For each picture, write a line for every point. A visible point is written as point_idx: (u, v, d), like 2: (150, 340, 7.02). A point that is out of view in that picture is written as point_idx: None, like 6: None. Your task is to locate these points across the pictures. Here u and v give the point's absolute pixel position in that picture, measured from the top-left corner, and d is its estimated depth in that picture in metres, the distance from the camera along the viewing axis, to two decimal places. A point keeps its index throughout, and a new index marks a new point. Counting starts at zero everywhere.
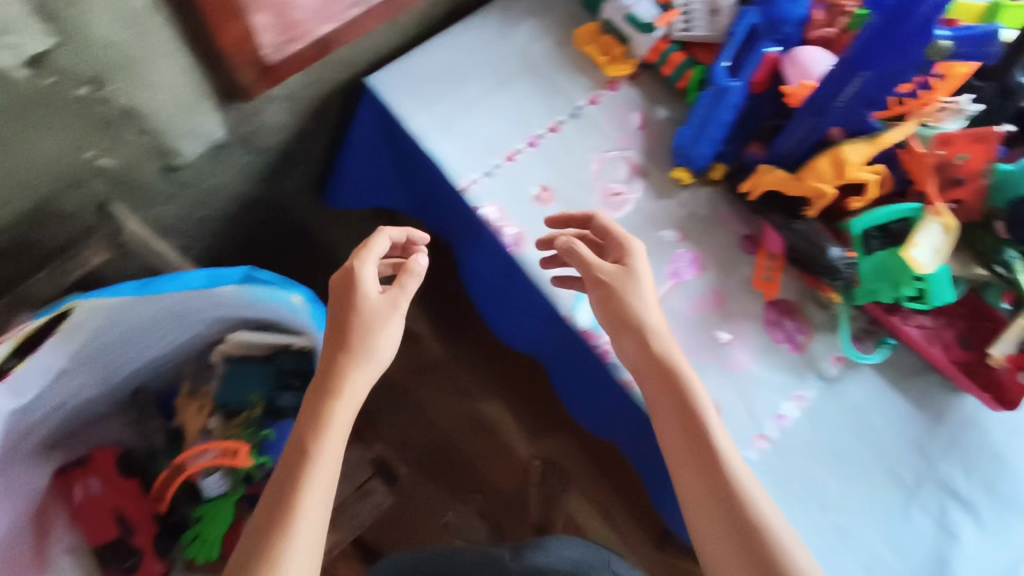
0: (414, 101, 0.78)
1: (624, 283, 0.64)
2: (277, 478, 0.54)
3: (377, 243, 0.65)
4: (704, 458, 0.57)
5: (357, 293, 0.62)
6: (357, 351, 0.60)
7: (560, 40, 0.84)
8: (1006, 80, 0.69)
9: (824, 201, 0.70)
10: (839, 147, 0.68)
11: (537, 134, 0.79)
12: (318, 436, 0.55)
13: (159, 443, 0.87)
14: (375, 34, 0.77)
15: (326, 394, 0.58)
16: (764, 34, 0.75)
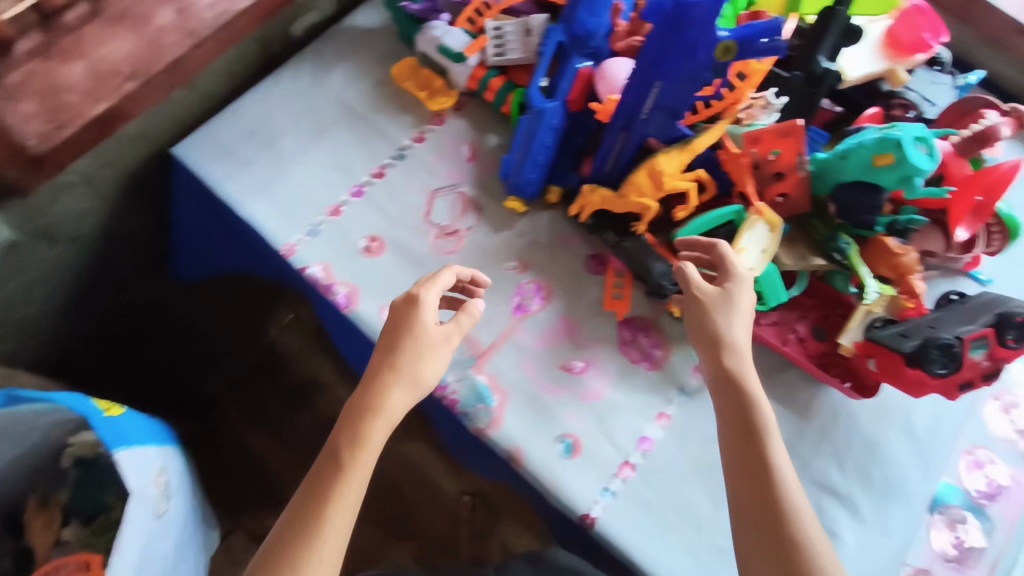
0: (224, 167, 0.74)
1: (715, 302, 0.60)
2: (307, 490, 0.53)
3: (445, 276, 0.63)
4: (745, 446, 0.55)
5: (413, 323, 0.60)
6: (401, 373, 0.57)
7: (379, 80, 0.81)
8: (812, 67, 0.67)
9: (651, 215, 0.67)
10: (654, 158, 0.66)
11: (361, 183, 0.75)
12: (354, 453, 0.54)
13: (9, 565, 0.79)
14: (172, 101, 0.73)
15: (367, 410, 0.56)
16: (573, 50, 0.73)
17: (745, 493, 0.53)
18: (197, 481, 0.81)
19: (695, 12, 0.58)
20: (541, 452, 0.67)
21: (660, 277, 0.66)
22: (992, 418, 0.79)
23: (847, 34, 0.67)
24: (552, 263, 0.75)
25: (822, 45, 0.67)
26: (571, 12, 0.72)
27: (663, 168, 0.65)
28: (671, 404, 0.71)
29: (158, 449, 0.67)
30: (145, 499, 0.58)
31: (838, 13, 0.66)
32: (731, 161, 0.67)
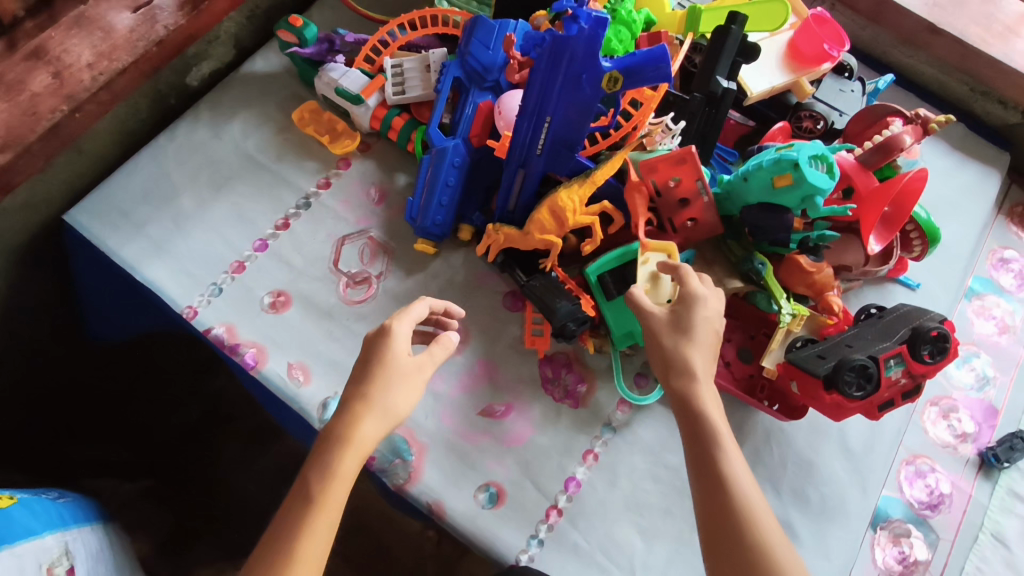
0: (118, 231, 0.71)
1: (669, 333, 0.55)
2: (270, 534, 0.45)
3: (416, 308, 0.56)
4: (708, 477, 0.49)
5: (388, 350, 0.52)
6: (374, 403, 0.50)
7: (279, 127, 0.79)
8: (710, 88, 0.66)
9: (557, 251, 0.65)
10: (556, 195, 0.63)
11: (265, 236, 0.73)
12: (323, 487, 0.46)
13: None
14: (58, 166, 0.70)
15: (337, 440, 0.48)
16: (472, 84, 0.72)
17: (713, 529, 0.47)
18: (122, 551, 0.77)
19: (574, 47, 0.57)
20: (463, 504, 0.64)
21: (564, 318, 0.64)
22: (931, 424, 0.77)
23: (743, 52, 0.66)
24: (469, 303, 0.73)
25: (719, 65, 0.65)
26: (465, 46, 0.71)
27: (565, 207, 0.62)
28: (598, 442, 0.69)
29: (57, 535, 0.62)
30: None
31: (733, 33, 0.65)
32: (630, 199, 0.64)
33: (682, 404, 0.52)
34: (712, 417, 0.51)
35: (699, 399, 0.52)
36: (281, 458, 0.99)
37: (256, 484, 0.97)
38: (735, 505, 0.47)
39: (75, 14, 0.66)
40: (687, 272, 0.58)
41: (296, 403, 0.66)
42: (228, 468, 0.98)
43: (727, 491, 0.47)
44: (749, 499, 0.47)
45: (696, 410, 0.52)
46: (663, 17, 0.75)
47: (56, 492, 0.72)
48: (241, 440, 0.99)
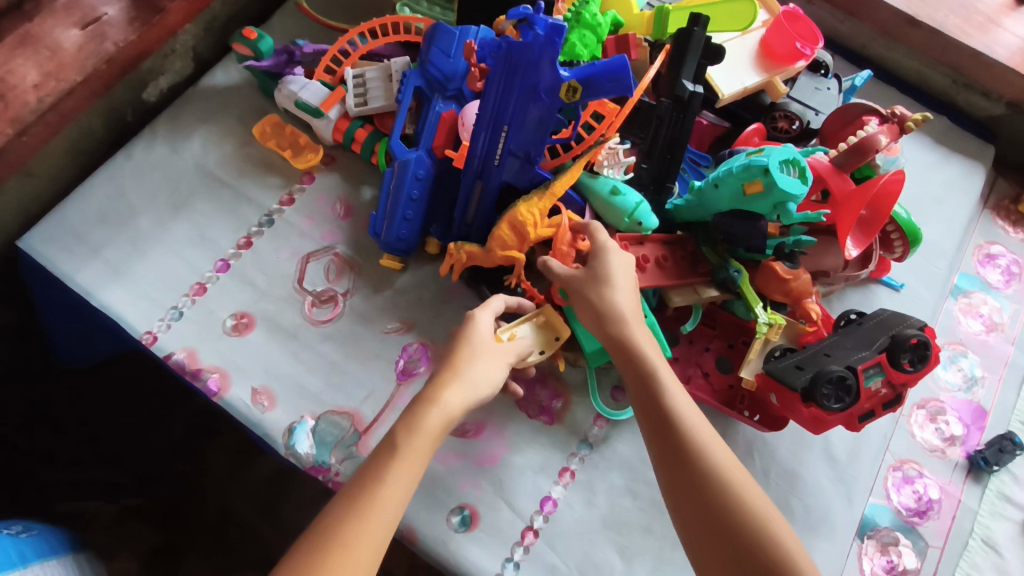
0: (74, 256, 0.68)
1: (593, 284, 0.57)
2: (354, 476, 0.47)
3: (497, 301, 0.60)
4: (654, 413, 0.52)
5: (475, 334, 0.56)
6: (461, 376, 0.53)
7: (241, 142, 0.77)
8: (677, 91, 0.63)
9: (520, 267, 0.65)
10: (514, 210, 0.64)
11: (227, 256, 0.71)
12: (411, 438, 0.48)
13: None
14: (8, 190, 0.68)
15: (425, 400, 0.51)
16: (433, 93, 0.70)
17: (664, 463, 0.50)
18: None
19: (527, 53, 0.57)
20: (435, 528, 0.62)
21: None
22: (919, 428, 0.75)
23: (708, 56, 0.65)
24: (439, 320, 0.71)
25: (684, 68, 0.63)
26: (426, 55, 0.69)
27: (525, 222, 0.63)
28: (574, 459, 0.67)
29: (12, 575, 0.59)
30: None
31: (696, 35, 0.63)
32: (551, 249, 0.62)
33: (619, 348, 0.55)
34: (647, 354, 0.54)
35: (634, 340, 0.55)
36: (268, 473, 0.94)
37: (249, 501, 0.92)
38: (678, 426, 0.50)
39: (21, 32, 0.65)
40: (591, 225, 0.60)
41: (261, 430, 0.64)
42: (217, 485, 0.92)
43: (671, 419, 0.51)
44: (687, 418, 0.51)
45: (629, 350, 0.55)
46: (631, 18, 0.74)
47: (20, 525, 0.69)
48: (228, 455, 0.94)
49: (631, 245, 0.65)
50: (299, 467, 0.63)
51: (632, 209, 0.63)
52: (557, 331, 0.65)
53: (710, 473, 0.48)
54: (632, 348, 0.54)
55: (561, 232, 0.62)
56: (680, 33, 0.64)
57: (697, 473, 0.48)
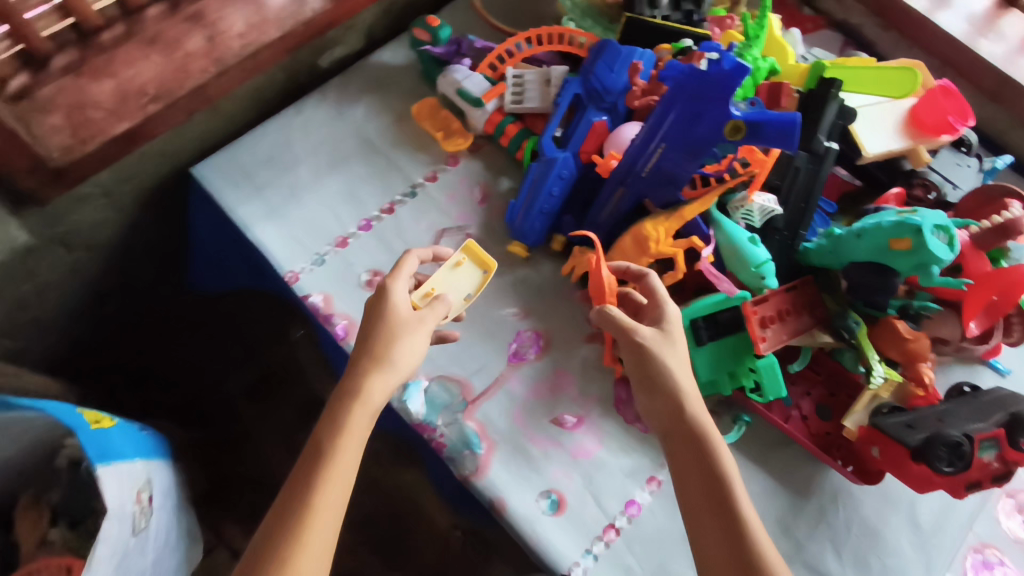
0: (239, 190, 0.76)
1: (664, 348, 0.56)
2: (286, 485, 0.48)
3: (409, 262, 0.60)
4: (711, 492, 0.50)
5: (387, 308, 0.56)
6: (378, 361, 0.53)
7: (398, 117, 0.83)
8: (813, 146, 0.69)
9: (636, 278, 0.66)
10: (641, 224, 0.66)
11: (371, 217, 0.76)
12: (335, 437, 0.49)
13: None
14: (196, 123, 0.76)
15: (347, 395, 0.51)
16: (589, 102, 0.74)
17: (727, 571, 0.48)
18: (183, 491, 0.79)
19: (706, 84, 0.60)
20: (524, 505, 0.64)
21: None
22: (1005, 515, 0.70)
23: (841, 115, 0.71)
24: (554, 313, 0.74)
25: (819, 125, 0.70)
26: (591, 66, 0.73)
27: (649, 236, 0.64)
28: (663, 470, 0.67)
29: (144, 462, 0.64)
30: (121, 516, 0.54)
31: (831, 95, 0.71)
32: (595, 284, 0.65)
33: (686, 432, 0.53)
34: (720, 450, 0.52)
35: (703, 426, 0.53)
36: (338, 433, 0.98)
37: None
38: (737, 515, 0.49)
39: None
40: (658, 285, 0.60)
41: None
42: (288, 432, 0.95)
43: (736, 516, 0.49)
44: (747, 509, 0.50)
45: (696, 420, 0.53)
46: (786, 67, 0.78)
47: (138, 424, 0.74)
48: (297, 409, 0.97)
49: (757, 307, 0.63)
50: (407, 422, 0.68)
51: (758, 265, 0.63)
52: (481, 267, 0.67)
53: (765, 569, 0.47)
54: (698, 429, 0.53)
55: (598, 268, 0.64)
56: (813, 92, 0.72)
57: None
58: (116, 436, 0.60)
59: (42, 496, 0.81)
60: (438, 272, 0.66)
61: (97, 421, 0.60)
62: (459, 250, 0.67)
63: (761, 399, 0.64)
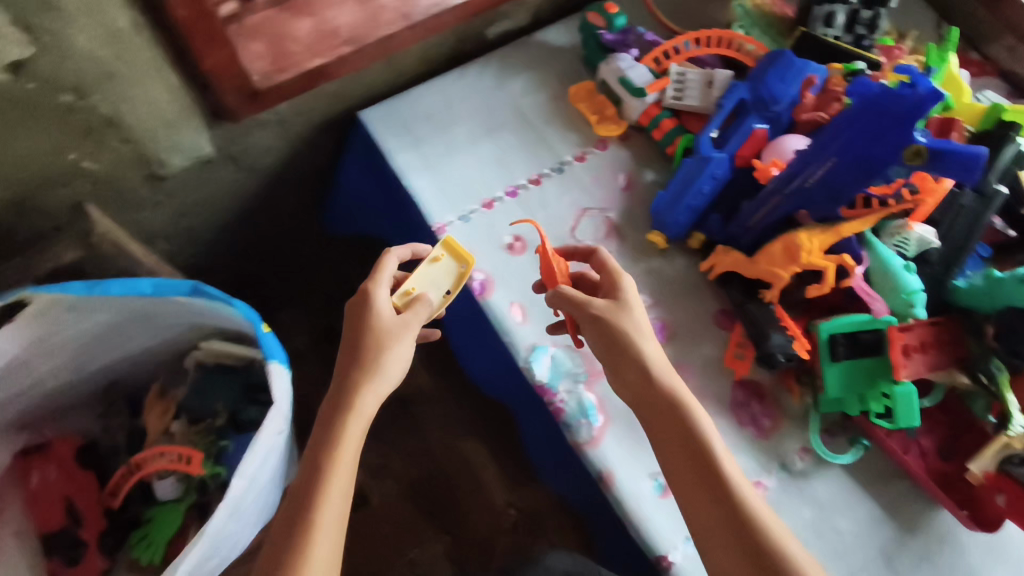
0: (400, 140, 0.80)
1: (620, 315, 0.63)
2: (292, 501, 0.53)
3: (388, 261, 0.63)
4: (702, 478, 0.56)
5: (371, 314, 0.60)
6: (369, 368, 0.58)
7: (555, 94, 0.85)
8: (982, 185, 0.69)
9: (780, 285, 0.67)
10: (794, 233, 0.66)
11: (519, 185, 0.80)
12: (336, 445, 0.55)
13: (121, 440, 0.87)
14: (371, 71, 0.80)
15: (343, 405, 0.57)
16: (753, 109, 0.74)
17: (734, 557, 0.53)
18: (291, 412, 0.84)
19: (897, 106, 0.59)
20: (633, 483, 0.67)
21: (775, 348, 0.66)
22: None
23: (1017, 160, 0.71)
24: (682, 307, 0.75)
25: (996, 166, 0.70)
26: (762, 74, 0.75)
27: (801, 244, 0.65)
28: (770, 475, 0.68)
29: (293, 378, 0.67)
30: (279, 414, 0.63)
31: (1009, 138, 0.71)
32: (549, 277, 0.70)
33: (676, 420, 0.59)
34: (704, 431, 0.58)
35: (687, 408, 0.59)
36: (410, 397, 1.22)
37: None
38: (728, 487, 0.56)
39: None
40: (614, 267, 0.67)
41: (511, 338, 0.72)
42: None
43: (727, 492, 0.55)
44: (735, 481, 0.56)
45: (681, 407, 0.59)
46: (959, 105, 0.77)
47: None
48: None
49: (899, 331, 0.64)
50: (528, 384, 0.72)
51: (909, 292, 0.65)
52: (460, 261, 0.68)
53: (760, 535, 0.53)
54: (681, 411, 0.59)
55: (550, 258, 0.69)
56: (991, 131, 0.73)
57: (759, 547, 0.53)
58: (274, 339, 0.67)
59: (168, 393, 0.88)
60: (420, 267, 0.66)
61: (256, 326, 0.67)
62: (439, 245, 0.67)
63: (888, 424, 0.65)
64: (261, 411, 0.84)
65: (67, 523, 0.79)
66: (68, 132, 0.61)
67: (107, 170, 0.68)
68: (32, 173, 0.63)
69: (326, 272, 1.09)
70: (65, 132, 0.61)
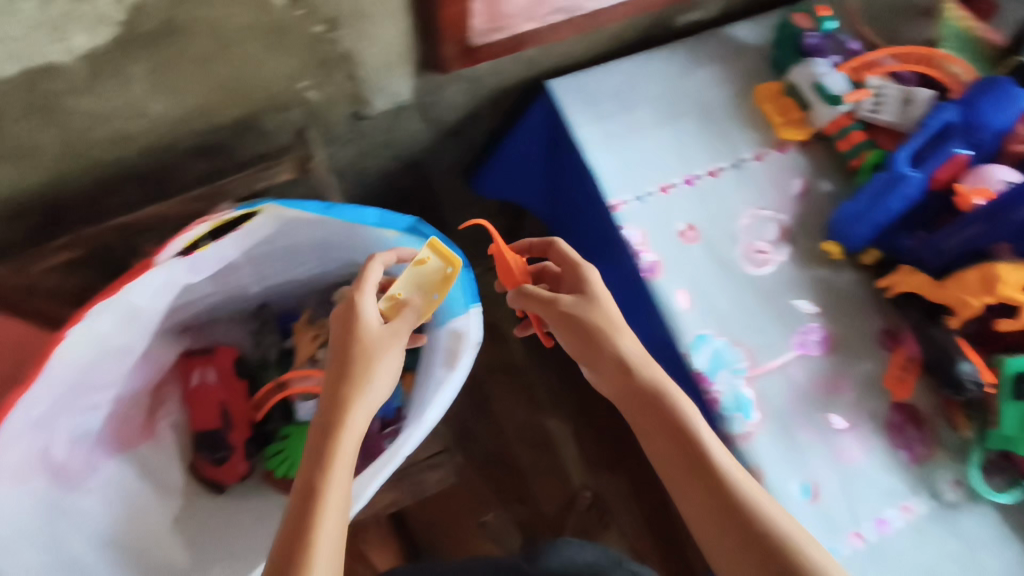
0: (586, 114, 0.81)
1: (589, 308, 0.63)
2: (283, 528, 0.49)
3: (373, 268, 0.59)
4: (706, 479, 0.55)
5: (359, 323, 0.57)
6: (358, 379, 0.55)
7: (739, 91, 0.85)
8: None
9: (968, 312, 0.68)
10: (995, 264, 0.66)
11: (696, 174, 0.80)
12: (325, 471, 0.50)
13: (271, 356, 0.90)
14: (568, 43, 0.81)
15: (328, 428, 0.53)
16: (958, 134, 0.73)
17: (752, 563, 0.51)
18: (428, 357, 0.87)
19: None
20: (783, 486, 0.69)
21: (964, 376, 0.68)
22: None
23: None
24: (847, 320, 0.76)
25: None
26: (974, 98, 0.72)
27: (1003, 276, 0.65)
28: (918, 501, 0.69)
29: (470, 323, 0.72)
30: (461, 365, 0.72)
31: None
32: (507, 279, 0.67)
33: (671, 423, 0.58)
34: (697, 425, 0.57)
35: (674, 401, 0.59)
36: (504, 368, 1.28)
37: None
38: (729, 482, 0.54)
39: None
40: (568, 251, 0.67)
41: (676, 323, 0.74)
42: None
43: (728, 486, 0.54)
44: (733, 473, 0.55)
45: (677, 411, 0.58)
46: None
47: None
48: None
49: None
50: (686, 371, 0.73)
51: None
52: (446, 262, 0.62)
53: (768, 529, 0.52)
54: (673, 407, 0.58)
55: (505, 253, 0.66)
56: None
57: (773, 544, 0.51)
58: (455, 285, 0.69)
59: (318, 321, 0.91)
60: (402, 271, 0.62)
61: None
62: (425, 246, 0.61)
63: None
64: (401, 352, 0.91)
65: (220, 425, 0.84)
66: (308, 61, 0.64)
67: (323, 102, 0.71)
68: (265, 96, 0.66)
69: (460, 229, 1.12)
70: (305, 62, 0.64)
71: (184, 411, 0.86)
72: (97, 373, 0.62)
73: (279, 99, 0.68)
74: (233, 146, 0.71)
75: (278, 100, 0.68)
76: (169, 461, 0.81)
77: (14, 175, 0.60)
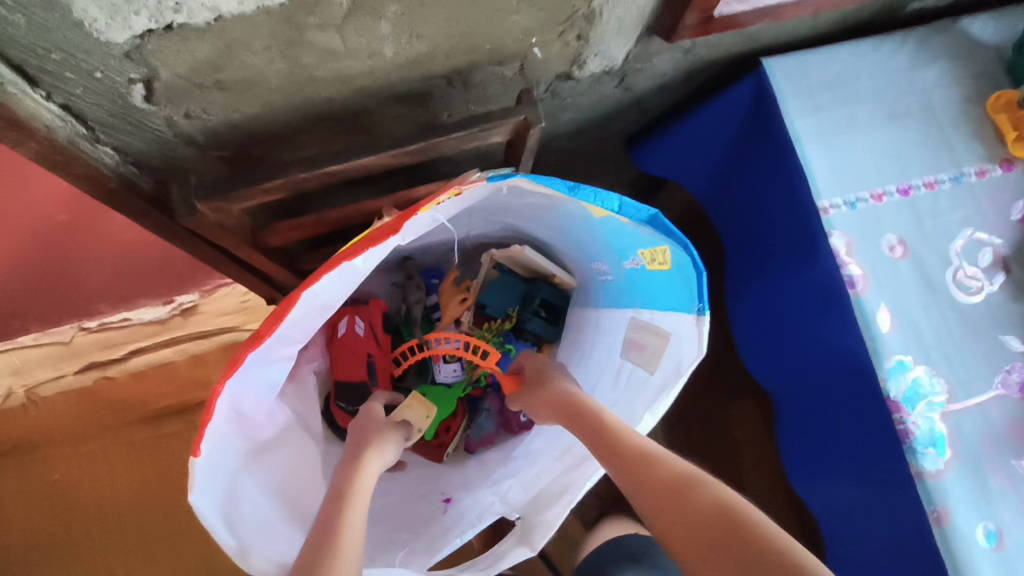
0: (801, 104, 0.75)
1: (541, 377, 0.72)
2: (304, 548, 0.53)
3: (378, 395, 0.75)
4: (665, 491, 0.55)
5: (373, 417, 0.71)
6: (375, 444, 0.66)
7: (968, 97, 0.77)
8: None
9: None
10: None
11: (912, 185, 0.74)
12: (346, 500, 0.58)
13: (416, 314, 0.90)
14: (795, 21, 0.74)
15: (345, 474, 0.62)
16: None
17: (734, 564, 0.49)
18: (578, 335, 0.82)
19: None
20: (968, 529, 0.65)
21: None
22: None
23: None
24: None
25: None
26: None
27: None
28: None
29: (665, 319, 0.66)
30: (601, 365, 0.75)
31: None
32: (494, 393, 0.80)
33: (619, 454, 0.60)
34: (644, 447, 0.60)
35: (616, 431, 0.62)
36: None
37: None
38: (686, 490, 0.55)
39: None
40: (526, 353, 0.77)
41: (877, 343, 0.70)
42: None
43: (688, 491, 0.54)
44: (690, 478, 0.56)
45: (624, 441, 0.61)
46: None
47: (592, 267, 0.77)
48: None
49: None
50: (879, 396, 0.69)
51: None
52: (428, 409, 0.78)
53: (736, 522, 0.51)
54: (620, 439, 0.61)
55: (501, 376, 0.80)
56: None
57: (746, 533, 0.50)
58: (665, 281, 0.63)
59: (464, 283, 0.89)
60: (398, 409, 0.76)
61: (651, 261, 0.62)
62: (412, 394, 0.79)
63: None
64: (544, 325, 0.87)
65: (366, 378, 0.81)
66: (553, 18, 0.58)
67: (542, 60, 0.65)
68: (494, 50, 0.60)
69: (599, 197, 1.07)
70: (550, 18, 0.58)
71: (326, 359, 0.82)
72: (300, 322, 0.55)
73: (504, 54, 0.62)
74: (439, 97, 0.65)
75: (502, 55, 0.62)
76: (313, 408, 0.77)
77: (231, 106, 0.55)
